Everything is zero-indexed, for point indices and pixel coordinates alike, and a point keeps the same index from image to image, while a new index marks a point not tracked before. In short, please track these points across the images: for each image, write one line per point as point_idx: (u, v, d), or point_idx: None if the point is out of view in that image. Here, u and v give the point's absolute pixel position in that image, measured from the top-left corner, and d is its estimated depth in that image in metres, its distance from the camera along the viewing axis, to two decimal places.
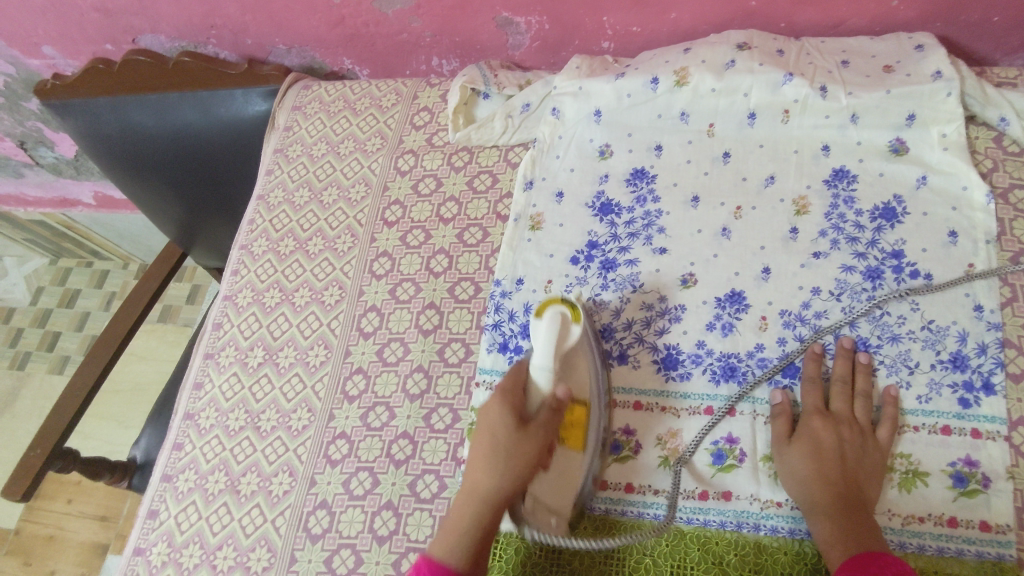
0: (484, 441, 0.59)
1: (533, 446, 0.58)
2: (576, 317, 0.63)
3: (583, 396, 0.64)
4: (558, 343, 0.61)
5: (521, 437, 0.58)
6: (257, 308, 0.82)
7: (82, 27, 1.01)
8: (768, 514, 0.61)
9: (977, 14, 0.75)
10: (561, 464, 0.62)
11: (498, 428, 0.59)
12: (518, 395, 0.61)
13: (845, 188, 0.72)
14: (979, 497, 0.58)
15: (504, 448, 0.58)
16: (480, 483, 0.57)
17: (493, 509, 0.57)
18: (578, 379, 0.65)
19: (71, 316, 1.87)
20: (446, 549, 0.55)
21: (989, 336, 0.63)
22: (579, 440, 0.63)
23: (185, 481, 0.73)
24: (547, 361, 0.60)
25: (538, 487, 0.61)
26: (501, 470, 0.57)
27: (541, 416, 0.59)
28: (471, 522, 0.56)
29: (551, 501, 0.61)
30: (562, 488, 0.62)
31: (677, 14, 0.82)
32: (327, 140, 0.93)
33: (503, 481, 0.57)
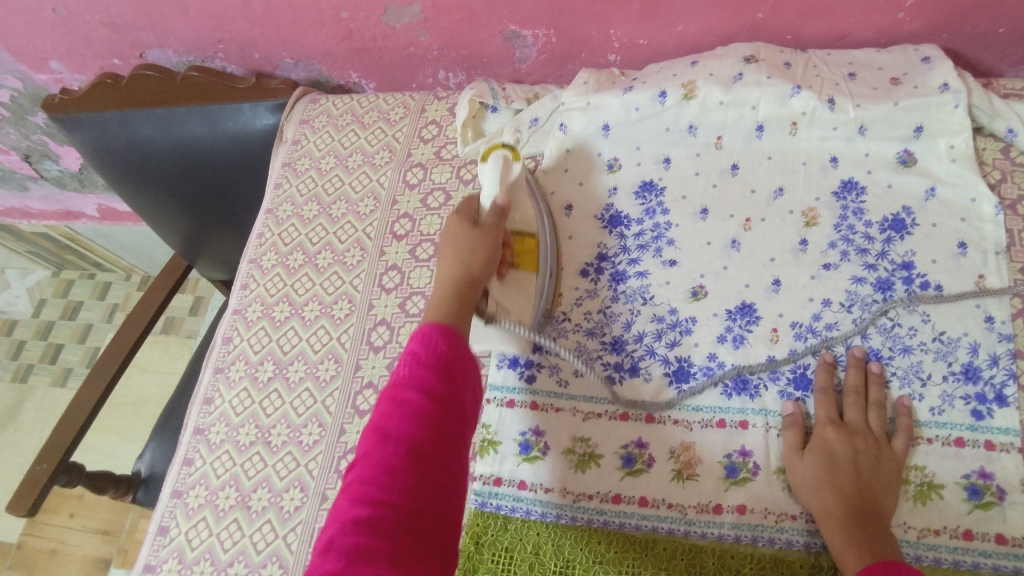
0: (445, 253, 0.65)
1: (490, 240, 0.66)
2: (516, 157, 0.72)
3: (530, 227, 0.74)
4: (502, 175, 0.70)
5: (479, 234, 0.66)
6: (266, 322, 0.82)
7: (89, 42, 1.01)
8: (783, 528, 0.61)
9: (983, 25, 0.76)
10: (517, 282, 0.71)
11: (459, 235, 0.65)
12: (471, 215, 0.68)
13: (854, 200, 0.72)
14: (995, 509, 0.58)
15: (465, 240, 0.65)
16: (445, 290, 0.62)
17: (469, 283, 0.62)
18: (522, 211, 0.74)
19: (74, 328, 1.87)
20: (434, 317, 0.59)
21: (1001, 348, 0.63)
22: (532, 263, 0.72)
23: (195, 497, 0.73)
24: (495, 188, 0.70)
25: (498, 293, 0.68)
26: (469, 315, 0.62)
27: (491, 216, 0.67)
28: (457, 298, 0.61)
29: (512, 304, 0.69)
30: (523, 303, 0.70)
31: (683, 27, 0.82)
32: (335, 153, 0.93)
33: (469, 265, 0.63)
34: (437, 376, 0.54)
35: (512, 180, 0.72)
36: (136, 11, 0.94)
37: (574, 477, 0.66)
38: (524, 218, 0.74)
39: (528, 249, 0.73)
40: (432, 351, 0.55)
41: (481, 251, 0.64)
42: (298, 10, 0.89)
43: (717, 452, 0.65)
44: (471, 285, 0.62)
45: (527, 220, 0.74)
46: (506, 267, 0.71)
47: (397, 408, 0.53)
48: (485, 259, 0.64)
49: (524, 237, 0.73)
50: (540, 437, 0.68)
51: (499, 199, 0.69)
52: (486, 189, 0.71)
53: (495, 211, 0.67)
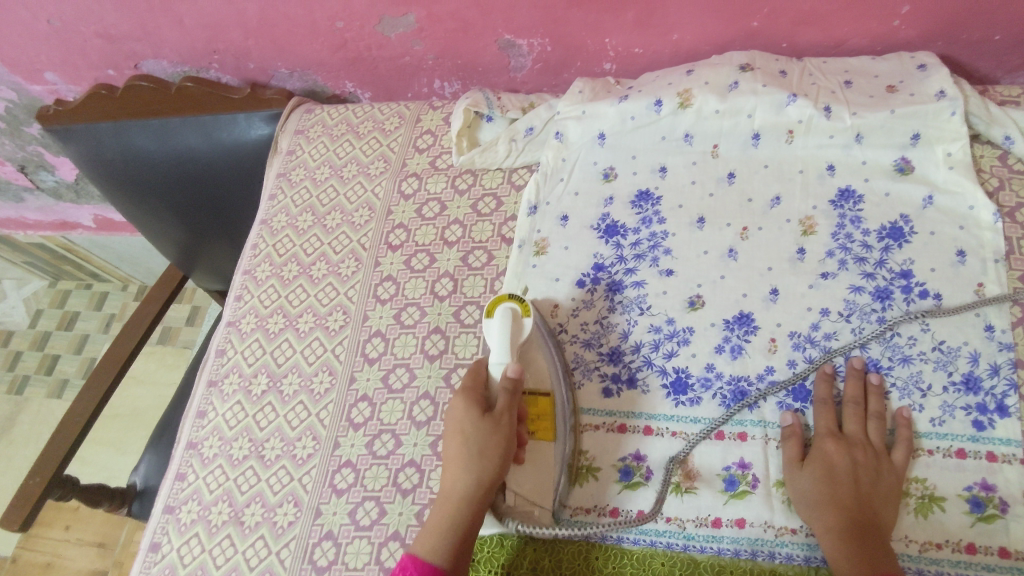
0: (452, 437, 0.62)
1: (502, 434, 0.61)
2: (526, 311, 0.67)
3: (544, 388, 0.69)
4: (512, 339, 0.66)
5: (488, 424, 0.61)
6: (260, 334, 0.82)
7: (84, 53, 1.01)
8: (783, 542, 0.60)
9: (979, 32, 0.75)
10: (532, 453, 0.67)
11: (465, 424, 0.62)
12: (480, 389, 0.65)
13: (851, 209, 0.71)
14: (997, 522, 0.57)
15: (474, 438, 0.61)
16: (454, 486, 0.60)
17: (472, 507, 0.60)
18: (536, 367, 0.70)
19: (71, 339, 1.86)
20: (432, 549, 0.58)
21: (1001, 357, 0.62)
22: (548, 429, 0.68)
23: (187, 512, 0.72)
24: (502, 358, 0.66)
25: (516, 479, 0.66)
26: (474, 468, 0.60)
27: (503, 401, 0.63)
28: (461, 523, 0.59)
29: (532, 494, 0.66)
30: (540, 476, 0.66)
31: (679, 35, 0.82)
32: (330, 164, 0.93)
33: (478, 473, 0.60)
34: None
35: (521, 341, 0.67)
36: (131, 22, 0.93)
37: (571, 491, 0.65)
38: (537, 378, 0.70)
39: (542, 410, 0.68)
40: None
41: (491, 457, 0.60)
42: (293, 20, 0.89)
43: (715, 464, 0.64)
44: (480, 499, 0.60)
45: (539, 375, 0.70)
46: (521, 446, 0.66)
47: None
48: (498, 463, 0.61)
49: (537, 397, 0.69)
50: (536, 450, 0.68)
51: (510, 368, 0.64)
52: (493, 353, 0.66)
53: (505, 398, 0.63)
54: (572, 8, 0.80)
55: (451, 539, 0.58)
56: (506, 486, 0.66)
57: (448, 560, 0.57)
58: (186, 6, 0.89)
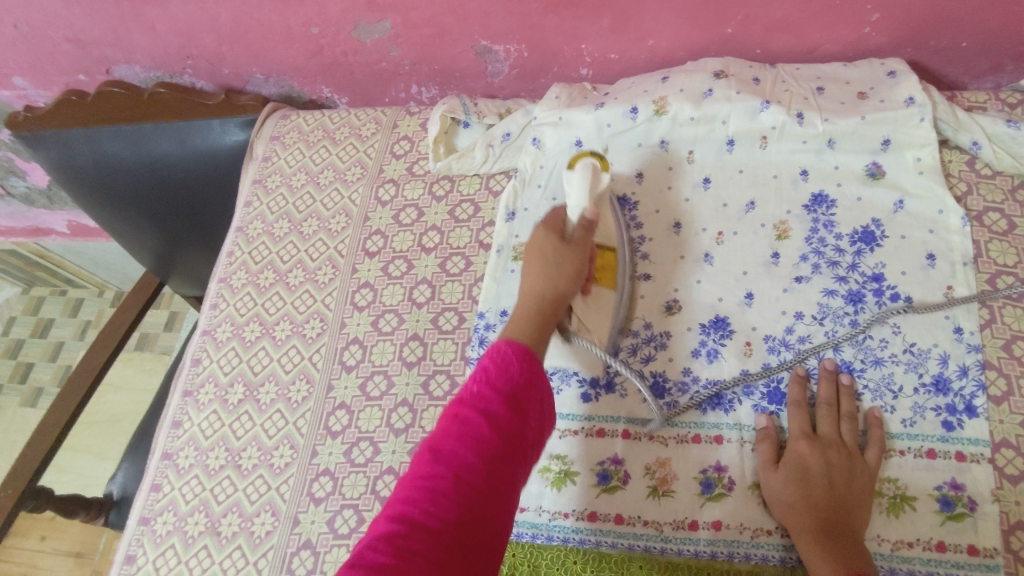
0: (531, 258, 0.65)
1: (578, 253, 0.64)
2: (605, 166, 0.68)
3: (610, 242, 0.72)
4: (592, 185, 0.66)
5: (566, 248, 0.64)
6: (236, 343, 0.81)
7: (54, 58, 0.99)
8: (758, 543, 0.61)
9: (947, 39, 0.77)
10: (597, 294, 0.69)
11: (545, 247, 0.64)
12: (558, 224, 0.67)
13: (824, 213, 0.72)
14: (967, 521, 0.58)
15: (551, 251, 0.64)
16: (533, 286, 0.62)
17: (552, 308, 0.62)
18: (605, 226, 0.73)
19: (45, 347, 1.82)
20: (514, 332, 0.59)
21: (970, 358, 0.64)
22: (611, 278, 0.71)
23: (162, 524, 0.71)
24: (581, 202, 0.66)
25: (582, 308, 0.67)
26: (552, 273, 0.62)
27: (579, 233, 0.65)
28: (540, 311, 0.61)
29: (593, 323, 0.68)
30: (603, 315, 0.69)
31: (654, 41, 0.82)
32: (306, 170, 0.92)
33: (555, 283, 0.62)
34: (503, 403, 0.52)
35: (598, 192, 0.68)
36: (101, 27, 0.92)
37: (551, 496, 0.66)
38: (606, 235, 0.72)
39: (608, 262, 0.71)
40: (505, 376, 0.54)
41: (571, 273, 0.63)
42: (267, 25, 0.88)
43: (693, 467, 0.64)
44: (555, 300, 0.62)
45: (607, 232, 0.73)
46: (589, 283, 0.68)
47: (484, 373, 0.54)
48: (573, 277, 0.63)
49: (604, 249, 0.72)
50: None
51: (587, 211, 0.65)
52: (571, 200, 0.66)
53: (582, 232, 0.65)
54: (548, 14, 0.80)
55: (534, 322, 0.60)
56: (572, 311, 0.67)
57: (531, 339, 0.59)
58: (159, 11, 0.88)
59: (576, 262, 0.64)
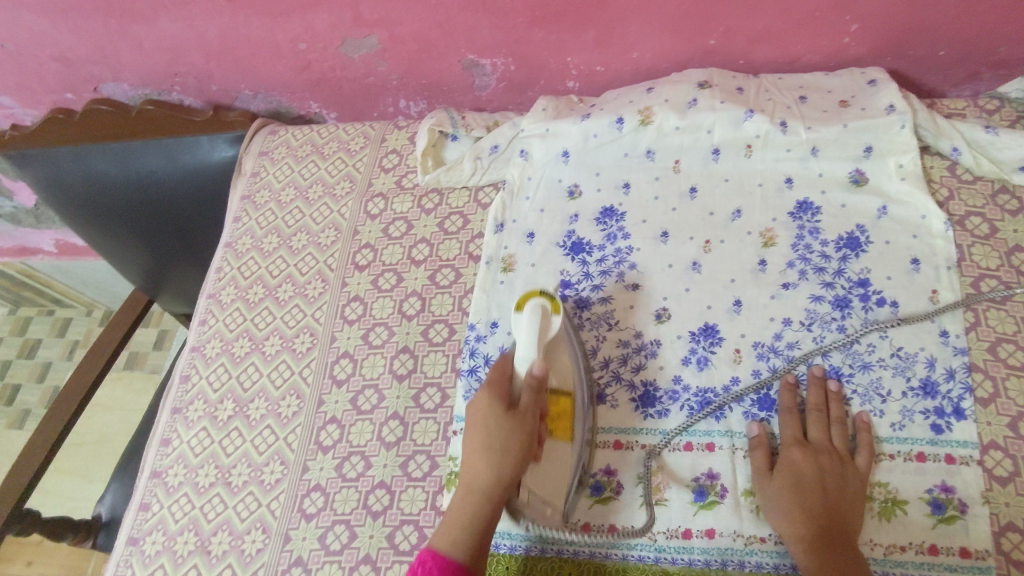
0: (477, 436, 0.60)
1: (523, 428, 0.60)
2: (557, 308, 0.65)
3: (568, 386, 0.66)
4: (541, 334, 0.63)
5: (512, 420, 0.60)
6: (226, 359, 0.81)
7: (40, 77, 0.99)
8: (752, 550, 0.61)
9: (925, 48, 0.78)
10: (550, 451, 0.64)
11: (490, 420, 0.60)
12: (504, 382, 0.62)
13: (810, 220, 0.73)
14: (958, 523, 0.59)
15: (496, 436, 0.60)
16: (475, 474, 0.59)
17: (492, 496, 0.58)
18: (562, 366, 0.67)
19: (32, 367, 1.80)
20: (454, 542, 0.57)
21: (957, 361, 0.64)
22: (567, 430, 0.65)
23: (152, 543, 0.70)
24: (530, 354, 0.63)
25: (533, 478, 0.63)
26: (496, 461, 0.59)
27: (527, 398, 0.61)
28: (475, 515, 0.58)
29: (546, 491, 0.63)
30: (556, 482, 0.64)
31: (638, 53, 0.83)
32: (295, 185, 0.93)
33: (496, 472, 0.59)
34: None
35: (548, 338, 0.64)
36: (88, 46, 0.92)
37: None
38: (563, 379, 0.66)
39: (563, 411, 0.65)
40: None
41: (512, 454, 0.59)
42: (255, 42, 0.89)
43: (685, 475, 0.64)
44: (499, 496, 0.58)
45: (564, 375, 0.67)
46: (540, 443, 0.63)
47: None
48: (519, 461, 0.59)
49: (560, 395, 0.66)
50: None
51: (535, 366, 0.62)
52: (519, 347, 0.63)
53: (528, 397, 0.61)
54: (533, 28, 0.81)
55: (473, 531, 0.57)
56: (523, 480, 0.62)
57: (468, 553, 0.56)
58: (145, 29, 0.89)
59: (523, 442, 0.59)
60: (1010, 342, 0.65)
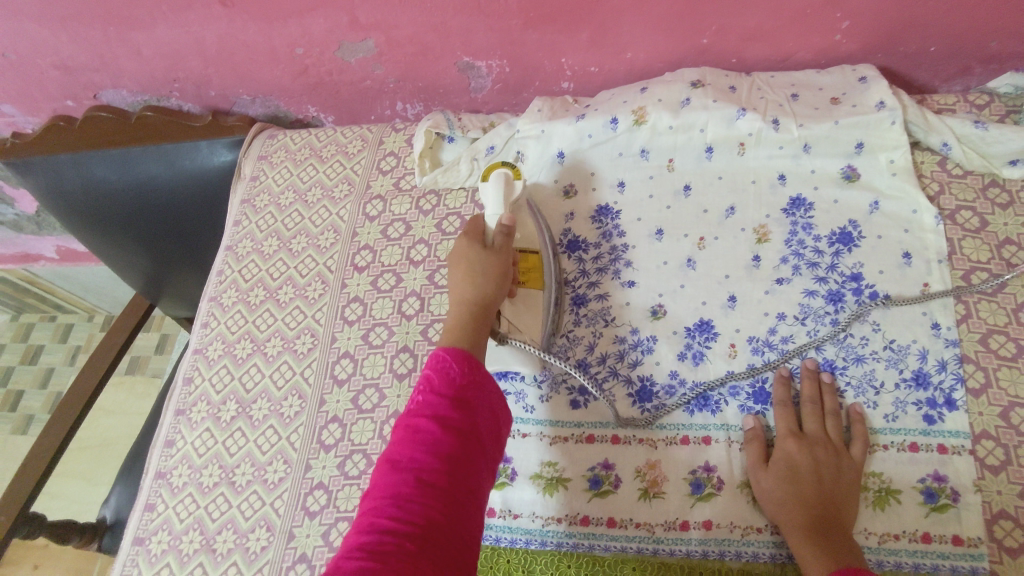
0: (458, 264, 0.67)
1: (500, 259, 0.68)
2: (519, 174, 0.76)
3: (534, 245, 0.76)
4: (506, 194, 0.74)
5: (488, 251, 0.68)
6: (228, 360, 0.82)
7: (41, 85, 1.00)
8: (749, 541, 0.62)
9: (915, 44, 0.79)
10: (523, 298, 0.73)
11: (470, 254, 0.68)
12: (478, 230, 0.71)
13: (802, 216, 0.74)
14: (950, 511, 0.60)
15: (473, 257, 0.67)
16: (461, 292, 0.65)
17: (482, 309, 0.64)
18: (526, 231, 0.76)
19: (35, 373, 1.81)
20: (453, 339, 0.61)
21: (948, 353, 0.65)
22: (538, 279, 0.74)
23: (157, 543, 0.71)
24: (498, 210, 0.73)
25: (510, 312, 0.71)
26: (481, 282, 0.65)
27: (499, 240, 0.69)
28: (469, 320, 0.63)
29: (523, 326, 0.71)
30: (532, 319, 0.72)
31: (632, 53, 0.84)
32: (294, 188, 0.94)
33: (481, 288, 0.65)
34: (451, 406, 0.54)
35: (513, 199, 0.75)
36: (88, 53, 0.93)
37: (542, 501, 0.66)
38: (528, 238, 0.76)
39: (532, 265, 0.74)
40: (445, 377, 0.56)
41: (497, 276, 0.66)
42: (253, 47, 0.90)
43: (682, 468, 0.65)
44: (484, 305, 0.64)
45: (530, 237, 0.76)
46: (513, 287, 0.72)
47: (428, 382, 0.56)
48: (500, 280, 0.66)
49: (528, 253, 0.75)
50: (507, 463, 0.69)
51: (505, 219, 0.71)
52: (487, 209, 0.74)
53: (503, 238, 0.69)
54: (528, 29, 0.82)
55: (466, 324, 0.62)
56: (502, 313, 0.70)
57: (468, 344, 0.61)
58: (144, 36, 0.90)
59: (499, 263, 0.67)
60: (1001, 333, 0.66)
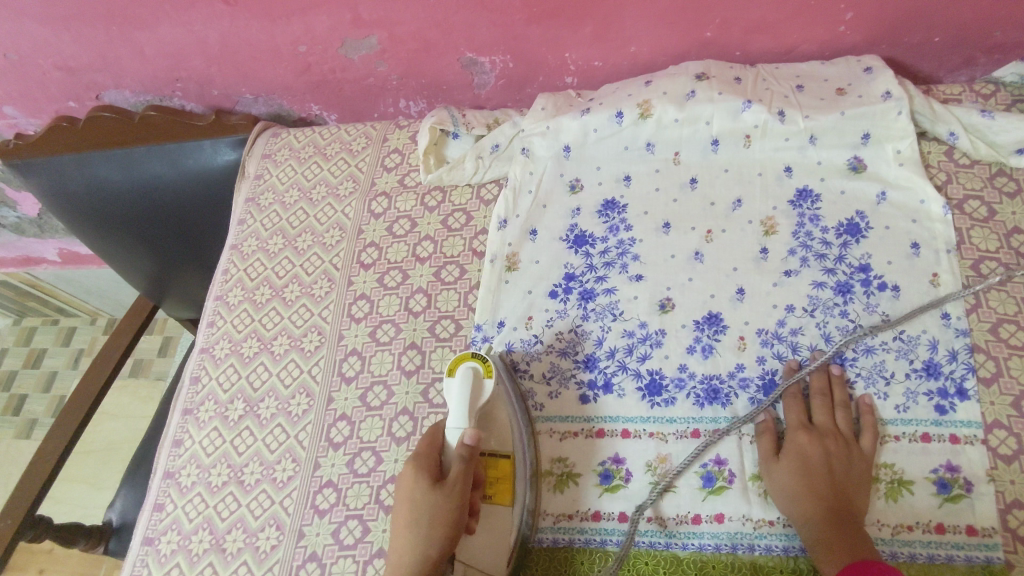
0: (403, 511, 0.60)
1: (454, 495, 0.60)
2: (490, 371, 0.67)
3: (505, 449, 0.68)
4: (470, 402, 0.65)
5: (437, 492, 0.60)
6: (235, 359, 0.81)
7: (43, 86, 1.00)
8: (762, 534, 0.62)
9: (920, 35, 0.79)
10: (486, 520, 0.65)
11: (415, 489, 0.60)
12: (433, 454, 0.63)
13: (810, 207, 0.74)
14: (964, 502, 0.59)
15: (425, 505, 0.60)
16: (401, 559, 0.59)
17: (426, 567, 0.58)
18: (498, 428, 0.69)
19: (38, 377, 1.80)
20: None
21: (959, 342, 0.65)
22: (507, 493, 0.66)
23: (167, 543, 0.71)
24: (461, 423, 0.64)
25: (468, 549, 0.64)
26: (423, 535, 0.59)
27: (456, 470, 0.61)
28: None
29: (483, 558, 0.64)
30: (496, 543, 0.64)
31: (636, 47, 0.84)
32: (298, 187, 0.93)
33: (428, 536, 0.59)
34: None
35: (479, 406, 0.66)
36: (90, 53, 0.93)
37: (553, 497, 0.66)
38: (500, 442, 0.68)
39: (502, 473, 0.67)
40: None
41: (443, 526, 0.59)
42: (255, 46, 0.89)
43: (693, 462, 0.65)
44: (428, 565, 0.58)
45: (503, 437, 0.68)
46: (475, 513, 0.64)
47: None
48: (450, 534, 0.59)
49: (497, 458, 0.67)
50: None
51: (467, 434, 0.62)
52: (451, 415, 0.65)
53: (459, 466, 0.61)
54: (531, 25, 0.82)
55: None
56: (456, 556, 0.64)
57: None
58: (146, 35, 0.89)
59: (451, 506, 0.59)
60: (1011, 322, 0.66)
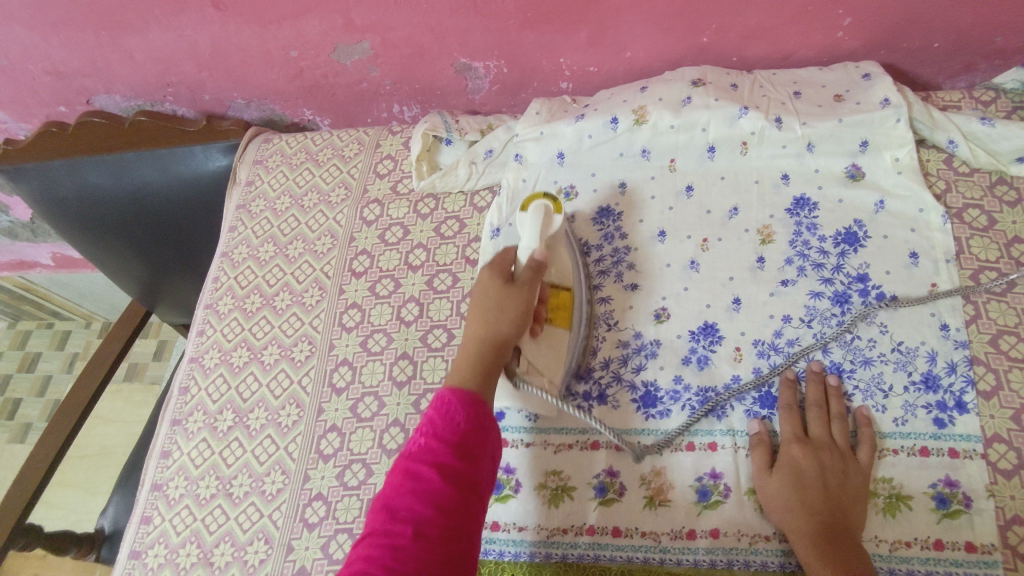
0: (474, 306, 0.62)
1: (522, 297, 0.62)
2: (559, 209, 0.67)
3: (567, 282, 0.71)
4: (543, 229, 0.64)
5: (514, 290, 0.62)
6: (224, 369, 0.80)
7: (33, 91, 0.99)
8: (757, 550, 0.60)
9: (919, 41, 0.78)
10: (549, 336, 0.68)
11: (490, 285, 0.63)
12: (506, 263, 0.64)
13: (807, 216, 0.73)
14: (963, 517, 0.58)
15: (495, 297, 0.62)
16: (475, 330, 0.61)
17: (496, 350, 0.60)
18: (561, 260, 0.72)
19: (32, 382, 1.79)
20: (462, 378, 0.58)
21: (958, 354, 0.64)
22: (565, 319, 0.70)
23: (153, 557, 0.70)
24: (532, 245, 0.64)
25: (531, 351, 0.66)
26: (496, 319, 0.61)
27: (520, 335, 0.62)
28: (477, 353, 0.60)
29: (545, 367, 0.67)
30: (554, 358, 0.68)
31: (632, 52, 0.83)
32: (290, 193, 0.92)
33: (498, 326, 0.61)
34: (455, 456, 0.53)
35: (550, 234, 0.66)
36: (79, 58, 0.92)
37: (547, 512, 0.65)
38: (563, 274, 0.71)
39: (563, 303, 0.71)
40: (449, 424, 0.55)
41: (513, 313, 0.61)
42: (247, 50, 0.88)
43: (688, 475, 0.64)
44: (499, 342, 0.60)
45: (563, 270, 0.72)
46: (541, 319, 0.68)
47: (429, 426, 0.55)
48: (521, 321, 0.61)
49: (560, 289, 0.71)
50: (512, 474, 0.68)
51: (538, 253, 0.63)
52: (522, 241, 0.64)
53: (529, 275, 0.62)
54: (526, 30, 0.81)
55: (478, 364, 0.59)
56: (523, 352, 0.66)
57: (476, 387, 0.58)
58: (136, 40, 0.88)
59: (523, 303, 0.61)
60: (1011, 334, 0.65)
